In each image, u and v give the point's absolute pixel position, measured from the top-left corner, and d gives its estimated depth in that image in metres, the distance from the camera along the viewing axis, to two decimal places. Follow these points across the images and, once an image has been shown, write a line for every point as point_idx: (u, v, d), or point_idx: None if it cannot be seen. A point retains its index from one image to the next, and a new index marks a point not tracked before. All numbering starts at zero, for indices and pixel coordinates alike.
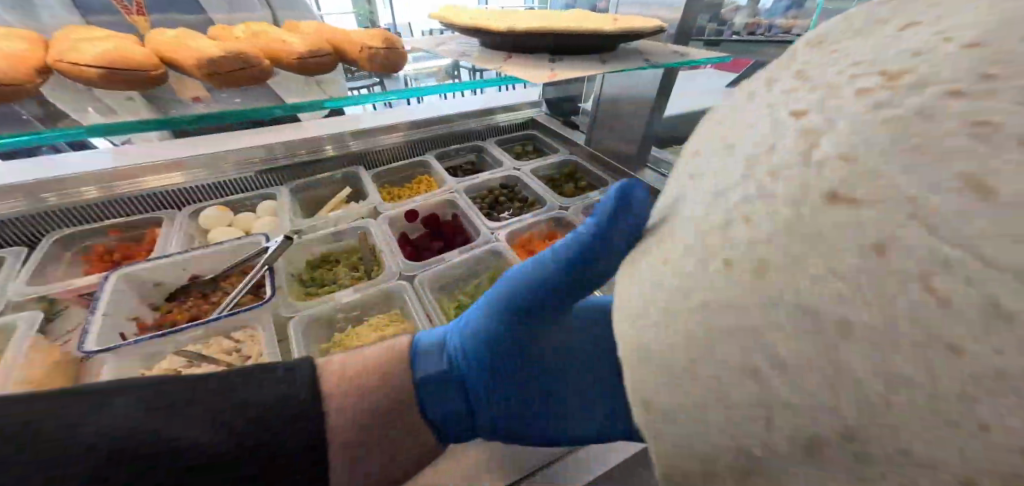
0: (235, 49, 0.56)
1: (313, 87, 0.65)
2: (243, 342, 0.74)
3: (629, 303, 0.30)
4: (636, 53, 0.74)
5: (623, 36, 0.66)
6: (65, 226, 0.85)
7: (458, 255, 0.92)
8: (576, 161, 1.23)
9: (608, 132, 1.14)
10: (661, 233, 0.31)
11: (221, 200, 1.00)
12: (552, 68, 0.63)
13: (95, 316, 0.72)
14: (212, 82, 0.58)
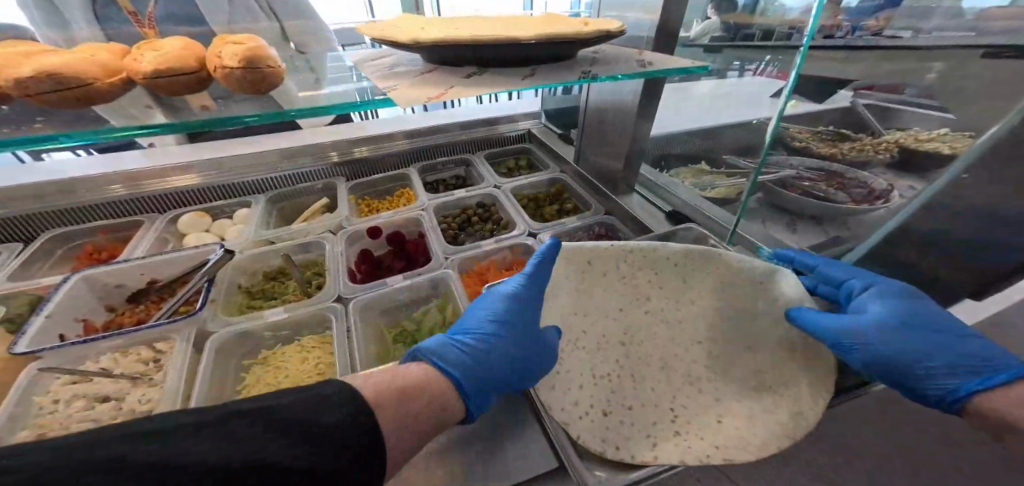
0: (57, 65, 0.42)
1: (267, 103, 0.52)
2: (163, 353, 0.69)
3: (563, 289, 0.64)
4: (589, 64, 0.64)
5: (563, 44, 0.54)
6: (63, 225, 0.95)
7: (403, 280, 0.82)
8: (565, 180, 1.16)
9: (594, 149, 1.06)
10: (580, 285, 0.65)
11: (201, 206, 1.06)
12: (452, 85, 0.51)
13: (38, 318, 0.68)
14: (44, 100, 0.44)
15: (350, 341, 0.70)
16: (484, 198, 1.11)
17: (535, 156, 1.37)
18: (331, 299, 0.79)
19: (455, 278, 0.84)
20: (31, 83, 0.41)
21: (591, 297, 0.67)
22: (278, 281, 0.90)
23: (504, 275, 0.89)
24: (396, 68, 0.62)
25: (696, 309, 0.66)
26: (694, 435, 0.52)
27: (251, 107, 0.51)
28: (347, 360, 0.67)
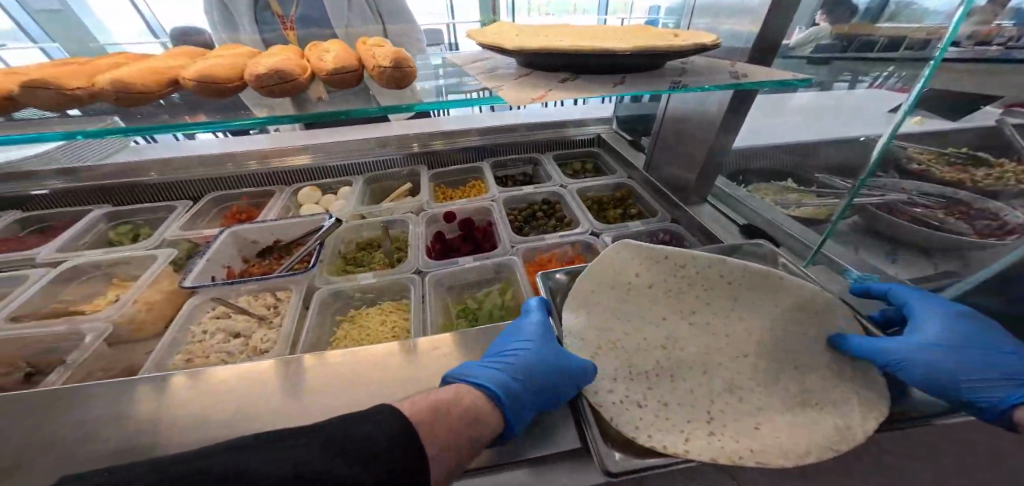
0: (275, 64, 0.55)
1: (404, 96, 0.63)
2: (281, 300, 0.86)
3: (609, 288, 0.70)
4: (677, 73, 0.66)
5: (659, 56, 0.57)
6: (216, 190, 1.20)
7: (472, 261, 0.91)
8: (632, 185, 1.18)
9: (666, 157, 1.06)
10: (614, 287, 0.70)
11: (313, 182, 1.27)
12: (549, 88, 0.57)
13: (200, 260, 0.89)
14: (262, 91, 0.56)
15: (423, 309, 0.81)
16: (550, 195, 1.17)
17: (602, 160, 1.39)
18: (410, 271, 0.91)
19: (517, 266, 0.90)
20: (264, 78, 0.54)
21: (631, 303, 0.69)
22: (367, 251, 1.05)
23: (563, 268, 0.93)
24: (493, 71, 0.70)
25: (756, 316, 0.64)
26: (725, 436, 0.51)
27: (382, 100, 0.62)
28: (420, 324, 0.77)
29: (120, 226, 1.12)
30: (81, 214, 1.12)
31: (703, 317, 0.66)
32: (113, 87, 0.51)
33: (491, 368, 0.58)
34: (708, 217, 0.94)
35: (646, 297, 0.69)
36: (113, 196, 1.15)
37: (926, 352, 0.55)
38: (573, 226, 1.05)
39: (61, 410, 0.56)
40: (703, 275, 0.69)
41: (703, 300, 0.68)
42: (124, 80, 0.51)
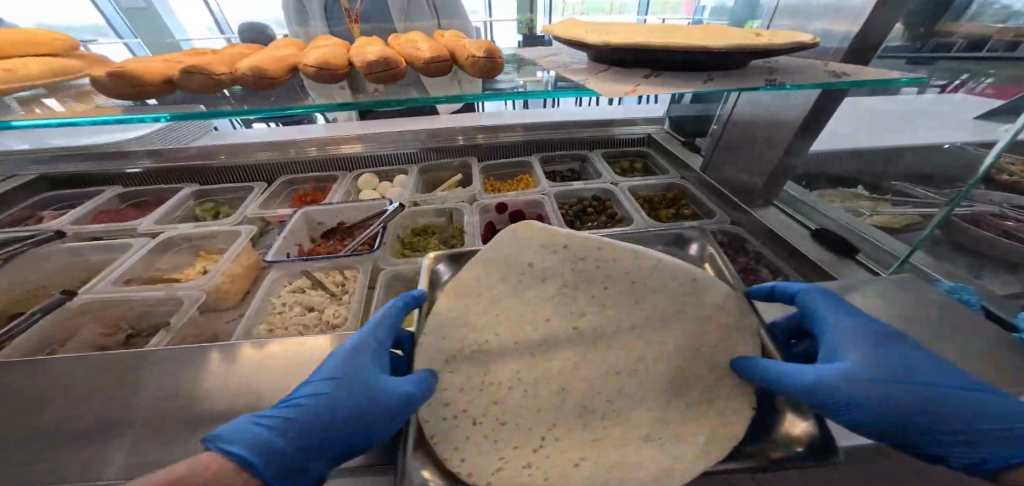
0: (384, 53, 0.59)
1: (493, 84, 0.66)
2: (348, 279, 0.93)
3: (498, 285, 0.69)
4: (765, 71, 0.64)
5: (750, 54, 0.56)
6: (287, 173, 1.30)
7: None
8: (686, 186, 1.15)
9: (726, 157, 1.03)
10: (525, 294, 0.67)
11: (372, 169, 1.35)
12: (636, 84, 0.57)
13: (280, 236, 0.98)
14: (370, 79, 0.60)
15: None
16: (601, 192, 1.16)
17: (652, 160, 1.36)
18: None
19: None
20: (375, 65, 0.58)
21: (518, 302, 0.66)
22: (422, 237, 1.09)
23: None
24: (568, 66, 0.71)
25: (576, 303, 0.66)
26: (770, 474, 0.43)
27: (469, 87, 0.65)
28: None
29: (204, 204, 1.22)
30: (171, 191, 1.24)
31: (550, 311, 0.65)
32: (250, 72, 0.55)
33: (311, 399, 0.50)
34: (778, 221, 0.87)
35: (518, 289, 0.68)
36: (199, 176, 1.26)
37: (843, 388, 0.47)
38: (626, 223, 1.04)
39: (167, 366, 0.59)
40: (601, 275, 0.68)
41: (589, 306, 0.65)
42: (260, 67, 0.56)
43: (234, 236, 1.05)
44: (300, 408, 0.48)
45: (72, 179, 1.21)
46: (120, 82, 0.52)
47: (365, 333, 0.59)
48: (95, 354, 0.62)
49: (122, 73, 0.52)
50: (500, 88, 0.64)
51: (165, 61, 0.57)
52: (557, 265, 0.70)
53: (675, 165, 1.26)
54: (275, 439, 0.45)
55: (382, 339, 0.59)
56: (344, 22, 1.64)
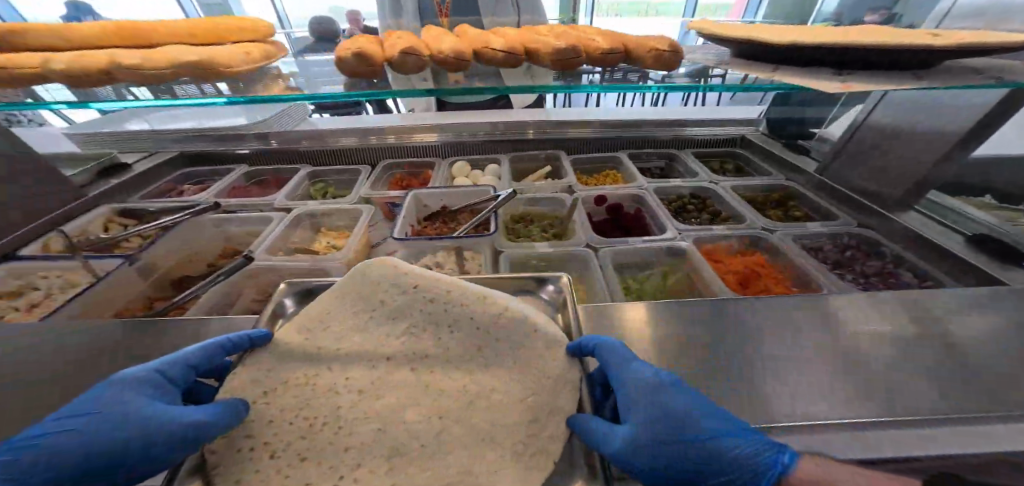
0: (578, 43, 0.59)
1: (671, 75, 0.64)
2: (467, 259, 0.91)
3: (335, 312, 0.63)
4: (972, 71, 0.63)
5: (964, 52, 0.54)
6: (387, 158, 1.38)
7: (644, 240, 0.90)
8: (795, 187, 1.13)
9: (849, 161, 1.01)
10: (362, 323, 0.62)
11: (463, 157, 1.40)
12: (840, 80, 0.56)
13: (399, 216, 1.04)
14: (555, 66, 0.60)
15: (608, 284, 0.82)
16: (697, 189, 1.15)
17: (747, 160, 1.34)
18: (580, 245, 0.93)
19: (694, 253, 0.89)
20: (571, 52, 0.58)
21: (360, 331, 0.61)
22: (524, 225, 1.12)
23: (739, 259, 0.88)
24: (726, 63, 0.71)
25: (416, 338, 0.60)
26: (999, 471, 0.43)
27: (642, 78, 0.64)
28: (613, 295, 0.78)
29: (316, 184, 1.32)
30: (289, 171, 1.35)
31: (386, 347, 0.59)
32: (451, 54, 0.58)
33: (58, 435, 0.44)
34: (924, 225, 0.84)
35: (364, 327, 0.61)
36: (312, 158, 1.36)
37: (635, 459, 0.47)
38: (737, 221, 1.02)
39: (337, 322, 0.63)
40: (405, 295, 0.63)
41: (427, 348, 0.59)
42: (458, 49, 0.58)
43: (353, 215, 1.15)
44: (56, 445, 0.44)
45: (207, 157, 1.33)
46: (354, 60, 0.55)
47: (150, 365, 0.53)
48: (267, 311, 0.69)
49: (342, 52, 0.56)
50: (676, 80, 0.63)
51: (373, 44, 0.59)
52: (403, 296, 0.64)
53: (778, 167, 1.23)
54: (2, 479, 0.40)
55: (176, 377, 0.54)
56: (437, 17, 1.72)
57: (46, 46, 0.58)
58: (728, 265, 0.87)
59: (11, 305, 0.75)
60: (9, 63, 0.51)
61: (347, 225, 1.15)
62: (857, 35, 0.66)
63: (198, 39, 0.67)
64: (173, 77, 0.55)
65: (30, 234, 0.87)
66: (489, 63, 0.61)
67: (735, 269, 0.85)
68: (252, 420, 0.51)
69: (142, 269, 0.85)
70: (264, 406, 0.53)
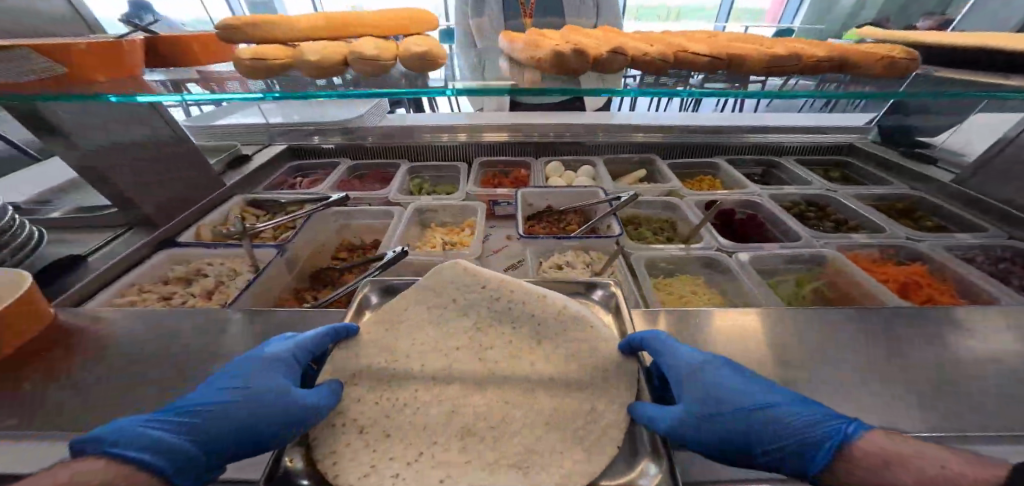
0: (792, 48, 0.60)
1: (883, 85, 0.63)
2: (597, 260, 0.92)
3: (407, 311, 0.66)
4: None
5: None
6: (482, 155, 1.39)
7: (784, 247, 0.92)
8: (922, 197, 1.13)
9: (992, 175, 1.01)
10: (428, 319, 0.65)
11: (557, 157, 1.39)
12: None
13: (518, 215, 1.05)
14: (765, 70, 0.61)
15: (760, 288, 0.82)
16: (813, 197, 1.14)
17: (855, 169, 1.33)
18: (712, 248, 0.95)
19: (839, 261, 0.90)
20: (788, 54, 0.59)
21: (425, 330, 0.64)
22: (634, 228, 1.11)
23: (885, 268, 0.90)
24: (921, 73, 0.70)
25: (486, 332, 0.63)
26: None
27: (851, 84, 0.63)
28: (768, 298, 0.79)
29: (414, 180, 1.34)
30: (389, 166, 1.39)
31: (457, 344, 0.62)
32: (657, 56, 0.60)
33: (199, 407, 0.49)
34: None
35: (435, 322, 0.65)
36: (409, 154, 1.39)
37: (692, 430, 0.48)
38: (871, 230, 1.02)
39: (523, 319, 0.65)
40: (478, 295, 0.67)
41: (495, 343, 0.62)
42: (663, 53, 0.61)
43: (463, 212, 1.16)
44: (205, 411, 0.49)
45: (311, 151, 1.39)
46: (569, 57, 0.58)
47: (283, 347, 0.59)
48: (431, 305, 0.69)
49: (551, 50, 0.59)
50: (867, 88, 0.62)
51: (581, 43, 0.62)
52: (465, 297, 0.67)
53: (899, 177, 1.23)
54: (175, 437, 0.45)
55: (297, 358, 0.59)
56: (523, 16, 1.73)
57: (279, 37, 0.67)
58: (885, 273, 0.89)
59: (188, 290, 0.82)
60: (271, 57, 0.63)
61: (455, 221, 1.18)
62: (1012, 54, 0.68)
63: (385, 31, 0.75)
64: (391, 67, 0.65)
65: (186, 223, 0.95)
66: (689, 66, 0.62)
67: (895, 277, 0.87)
68: (455, 407, 0.55)
69: (291, 260, 0.93)
70: (463, 395, 0.56)
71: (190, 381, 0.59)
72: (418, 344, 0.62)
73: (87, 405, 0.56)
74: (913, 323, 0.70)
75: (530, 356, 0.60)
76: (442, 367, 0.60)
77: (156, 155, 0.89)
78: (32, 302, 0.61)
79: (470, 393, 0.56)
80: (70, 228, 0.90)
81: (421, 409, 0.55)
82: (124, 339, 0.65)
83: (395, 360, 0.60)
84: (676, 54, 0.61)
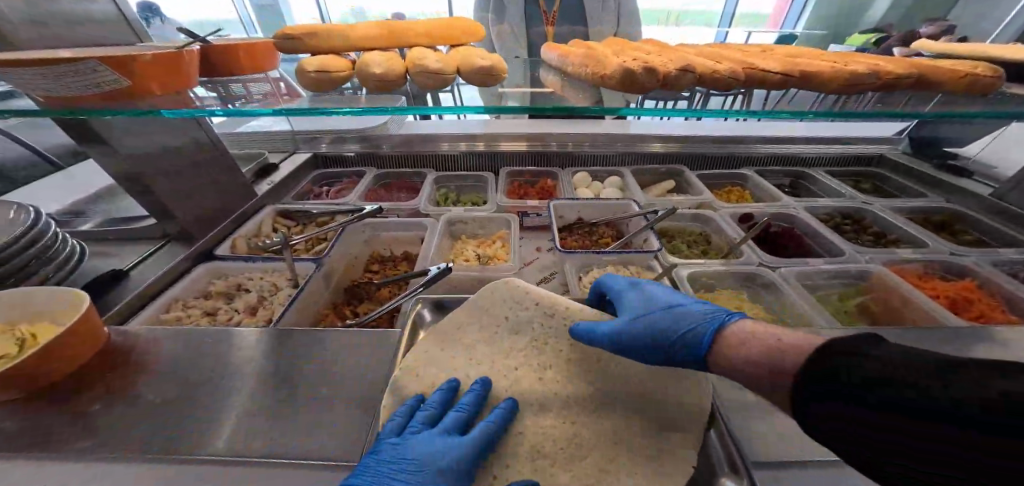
0: (853, 70, 0.61)
1: (951, 104, 0.63)
2: (635, 273, 0.93)
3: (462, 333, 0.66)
4: None
5: None
6: (508, 165, 1.38)
7: (828, 262, 0.92)
8: (960, 210, 1.14)
9: None
10: (486, 339, 0.64)
11: (584, 168, 1.38)
12: None
13: (554, 228, 1.04)
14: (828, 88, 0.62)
15: (810, 303, 0.81)
16: (849, 209, 1.16)
17: (887, 181, 1.34)
18: (754, 264, 0.94)
19: (886, 276, 0.90)
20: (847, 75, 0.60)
21: (482, 348, 0.63)
22: (668, 242, 1.10)
23: (930, 282, 0.90)
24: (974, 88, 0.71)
25: (542, 348, 0.62)
26: None
27: (915, 105, 0.64)
28: (820, 315, 0.78)
29: (440, 190, 1.34)
30: (414, 175, 1.38)
31: (514, 361, 0.61)
32: (728, 74, 0.61)
33: None
34: None
35: (492, 341, 0.64)
36: (435, 163, 1.38)
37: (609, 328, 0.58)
38: (912, 245, 1.02)
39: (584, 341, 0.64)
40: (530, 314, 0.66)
41: (551, 360, 0.61)
42: (734, 70, 0.61)
43: (494, 223, 1.16)
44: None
45: (336, 159, 1.38)
46: (633, 79, 0.60)
47: (445, 447, 0.49)
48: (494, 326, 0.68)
49: (621, 67, 0.60)
50: (933, 105, 0.63)
51: (649, 60, 0.63)
52: (519, 315, 0.66)
53: (933, 189, 1.24)
54: None
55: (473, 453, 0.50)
56: (544, 25, 1.74)
57: (339, 47, 0.67)
58: (934, 288, 0.87)
59: (232, 306, 0.82)
60: (334, 70, 0.63)
61: (485, 232, 1.17)
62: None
63: (435, 41, 0.75)
64: (451, 80, 0.65)
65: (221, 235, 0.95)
66: (757, 83, 0.63)
67: (945, 292, 0.86)
68: (519, 429, 0.54)
69: (326, 275, 0.94)
70: (526, 418, 0.55)
71: (244, 401, 0.59)
72: (478, 363, 0.62)
73: (146, 426, 0.55)
74: (970, 343, 0.69)
75: (592, 377, 0.59)
76: (500, 387, 0.59)
77: (193, 165, 0.88)
78: (86, 320, 0.61)
79: (533, 415, 0.55)
80: (105, 239, 0.89)
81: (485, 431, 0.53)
82: (175, 357, 0.65)
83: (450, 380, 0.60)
84: (745, 71, 0.62)
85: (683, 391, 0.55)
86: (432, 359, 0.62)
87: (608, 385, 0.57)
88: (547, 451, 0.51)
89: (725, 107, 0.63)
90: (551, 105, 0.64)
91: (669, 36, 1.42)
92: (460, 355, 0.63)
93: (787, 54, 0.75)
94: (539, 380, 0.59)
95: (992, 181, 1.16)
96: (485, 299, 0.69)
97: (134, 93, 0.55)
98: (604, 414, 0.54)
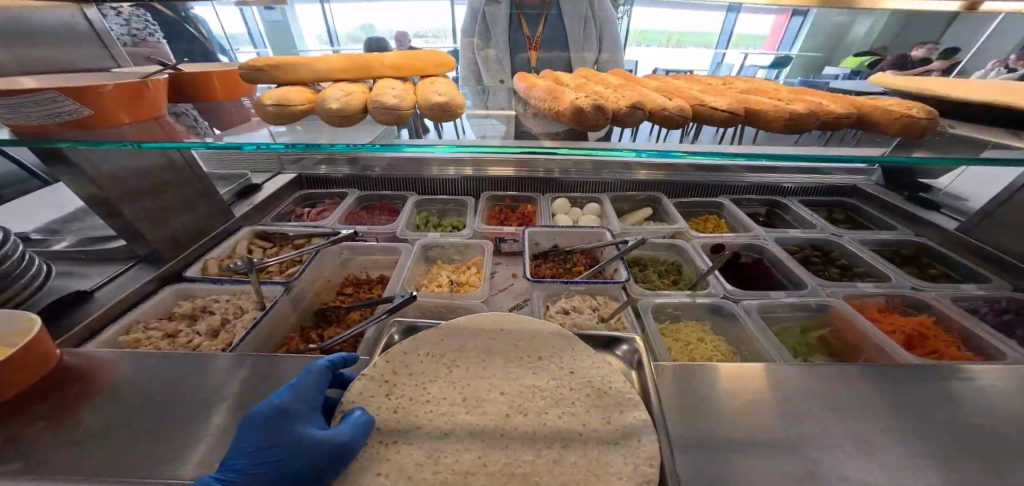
0: (792, 110, 0.64)
1: (893, 147, 0.65)
2: (602, 303, 0.94)
3: (413, 342, 0.72)
4: None
5: None
6: (490, 189, 1.40)
7: (788, 296, 0.94)
8: (925, 244, 1.17)
9: (994, 226, 1.04)
10: (435, 355, 0.71)
11: (564, 194, 1.41)
12: None
13: (527, 256, 1.05)
14: (773, 129, 0.65)
15: (767, 337, 0.83)
16: (819, 242, 1.19)
17: (859, 211, 1.37)
18: (719, 295, 0.96)
19: (846, 309, 0.91)
20: (785, 116, 0.63)
21: (427, 365, 0.70)
22: (640, 270, 1.11)
23: (887, 316, 0.92)
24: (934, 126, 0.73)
25: (526, 383, 0.68)
26: None
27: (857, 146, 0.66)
28: (778, 350, 0.79)
29: (421, 214, 1.36)
30: (396, 198, 1.41)
31: (496, 385, 0.68)
32: (677, 111, 0.63)
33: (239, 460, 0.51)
34: None
35: (437, 359, 0.71)
36: (416, 186, 1.40)
37: None
38: (877, 278, 1.05)
39: (539, 379, 0.69)
40: (539, 354, 0.72)
41: (527, 397, 0.66)
42: (682, 108, 0.64)
43: (471, 248, 1.17)
44: (250, 475, 0.49)
45: (319, 180, 1.41)
46: (583, 118, 0.62)
47: (295, 395, 0.57)
48: (453, 342, 0.74)
49: (572, 105, 0.63)
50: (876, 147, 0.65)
51: (603, 99, 0.65)
52: (472, 340, 0.74)
53: (904, 221, 1.27)
54: None
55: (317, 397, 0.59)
56: (527, 51, 1.74)
57: (307, 79, 0.71)
58: (892, 324, 0.89)
59: (193, 329, 0.83)
60: (294, 104, 0.66)
61: (462, 257, 1.19)
62: (999, 112, 0.71)
63: (403, 73, 0.79)
64: (410, 114, 0.68)
65: (192, 256, 0.98)
66: (707, 119, 0.66)
67: (901, 328, 0.88)
68: (433, 454, 0.57)
69: (296, 298, 0.96)
70: (453, 437, 0.60)
71: (192, 429, 0.59)
72: (457, 381, 0.68)
73: (87, 452, 0.55)
74: (917, 381, 0.70)
75: (529, 410, 0.64)
76: (427, 416, 0.62)
77: (168, 185, 0.91)
78: (37, 341, 0.61)
79: (464, 439, 0.60)
80: (73, 259, 0.90)
81: (388, 444, 0.58)
82: (129, 379, 0.65)
83: (366, 397, 0.63)
84: (694, 109, 0.65)
85: (600, 417, 0.62)
86: (416, 362, 0.70)
87: (550, 414, 0.63)
88: (429, 466, 0.56)
89: (675, 148, 0.67)
90: (519, 145, 0.66)
91: (649, 63, 1.46)
92: (443, 367, 0.70)
93: (743, 91, 0.78)
94: (505, 416, 0.63)
95: (960, 214, 1.19)
96: (453, 321, 0.77)
97: (100, 120, 0.58)
98: (536, 443, 0.59)
